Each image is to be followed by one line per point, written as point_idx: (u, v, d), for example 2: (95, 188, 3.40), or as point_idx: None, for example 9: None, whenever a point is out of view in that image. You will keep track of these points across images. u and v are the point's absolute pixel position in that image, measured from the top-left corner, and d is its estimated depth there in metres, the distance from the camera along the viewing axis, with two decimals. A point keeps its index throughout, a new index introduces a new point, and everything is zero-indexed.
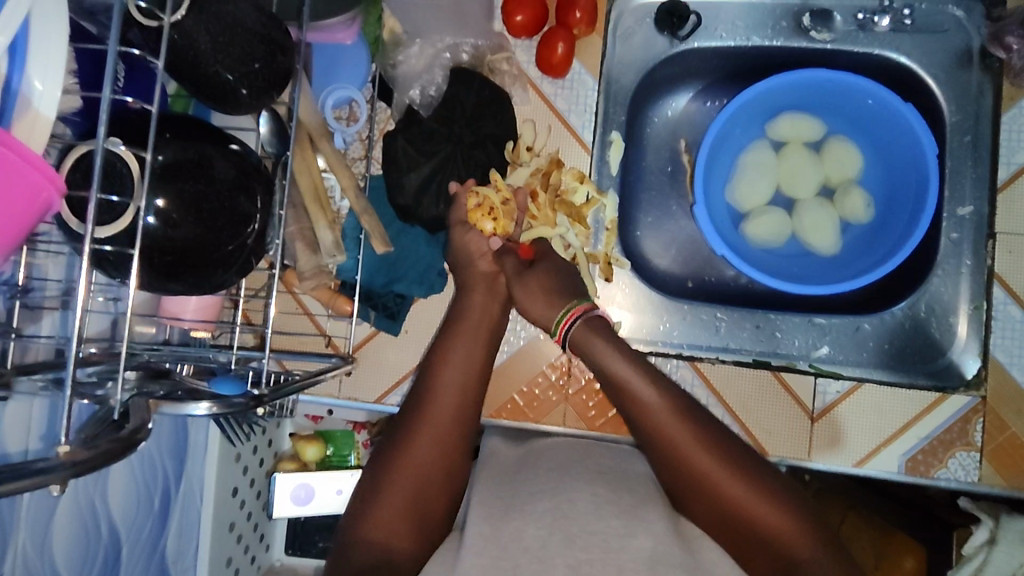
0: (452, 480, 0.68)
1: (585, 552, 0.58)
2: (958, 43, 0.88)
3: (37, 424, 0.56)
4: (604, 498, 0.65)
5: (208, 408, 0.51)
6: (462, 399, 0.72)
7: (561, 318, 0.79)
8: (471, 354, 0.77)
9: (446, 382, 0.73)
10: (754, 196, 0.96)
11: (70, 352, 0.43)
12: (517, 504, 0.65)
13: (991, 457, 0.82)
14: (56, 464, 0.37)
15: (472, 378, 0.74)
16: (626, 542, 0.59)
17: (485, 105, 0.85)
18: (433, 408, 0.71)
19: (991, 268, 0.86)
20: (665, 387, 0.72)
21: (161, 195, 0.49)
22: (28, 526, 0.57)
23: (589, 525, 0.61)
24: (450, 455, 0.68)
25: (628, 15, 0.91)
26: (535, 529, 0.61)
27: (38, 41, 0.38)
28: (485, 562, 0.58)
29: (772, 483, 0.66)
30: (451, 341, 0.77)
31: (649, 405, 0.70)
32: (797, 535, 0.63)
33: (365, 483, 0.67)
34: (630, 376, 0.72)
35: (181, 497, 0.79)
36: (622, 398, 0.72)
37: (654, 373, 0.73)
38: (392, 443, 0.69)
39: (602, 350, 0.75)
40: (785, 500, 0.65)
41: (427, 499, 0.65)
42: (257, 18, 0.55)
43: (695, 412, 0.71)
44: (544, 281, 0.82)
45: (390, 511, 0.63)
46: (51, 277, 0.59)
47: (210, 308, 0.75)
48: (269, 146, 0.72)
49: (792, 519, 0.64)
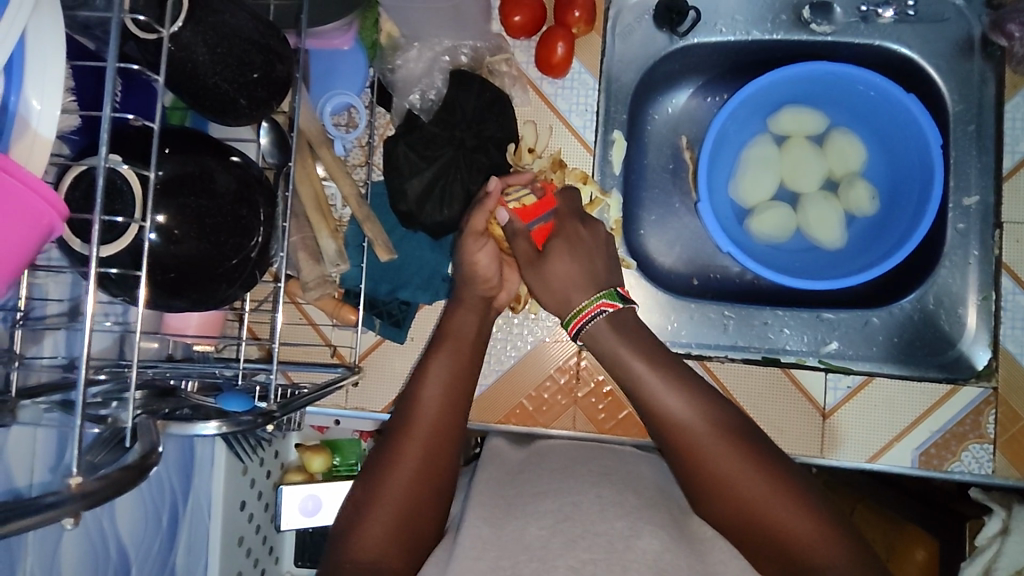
0: (443, 492, 0.67)
1: (588, 552, 0.57)
2: (959, 31, 0.88)
3: (46, 447, 0.55)
4: (609, 499, 0.64)
5: (217, 428, 0.49)
6: (447, 413, 0.71)
7: (569, 320, 0.77)
8: (456, 362, 0.76)
9: (429, 396, 0.72)
10: (758, 191, 0.96)
11: (78, 376, 0.42)
12: (520, 505, 0.64)
13: (1005, 449, 0.82)
14: (65, 497, 0.36)
15: (460, 389, 0.74)
16: (632, 541, 0.59)
17: (486, 108, 0.84)
18: (420, 418, 0.70)
19: (999, 257, 0.85)
20: (686, 390, 0.70)
21: (162, 211, 0.48)
22: (35, 555, 0.56)
23: (594, 525, 0.60)
24: (440, 467, 0.67)
25: (627, 12, 0.90)
26: (537, 530, 0.61)
27: (34, 60, 0.37)
28: (485, 566, 0.57)
29: (793, 482, 0.65)
30: (439, 348, 0.77)
31: (667, 409, 0.69)
32: (815, 533, 0.61)
33: (356, 496, 0.66)
34: (644, 375, 0.71)
35: (188, 513, 0.78)
36: (640, 402, 0.71)
37: (672, 376, 0.72)
38: (383, 455, 0.68)
39: (612, 345, 0.74)
40: (800, 495, 0.64)
41: (419, 512, 0.64)
42: (254, 27, 0.53)
43: (718, 415, 0.69)
44: (562, 279, 0.78)
45: (380, 524, 0.62)
46: (53, 296, 0.58)
47: (212, 323, 0.74)
48: (270, 156, 0.70)
49: (815, 521, 0.62)
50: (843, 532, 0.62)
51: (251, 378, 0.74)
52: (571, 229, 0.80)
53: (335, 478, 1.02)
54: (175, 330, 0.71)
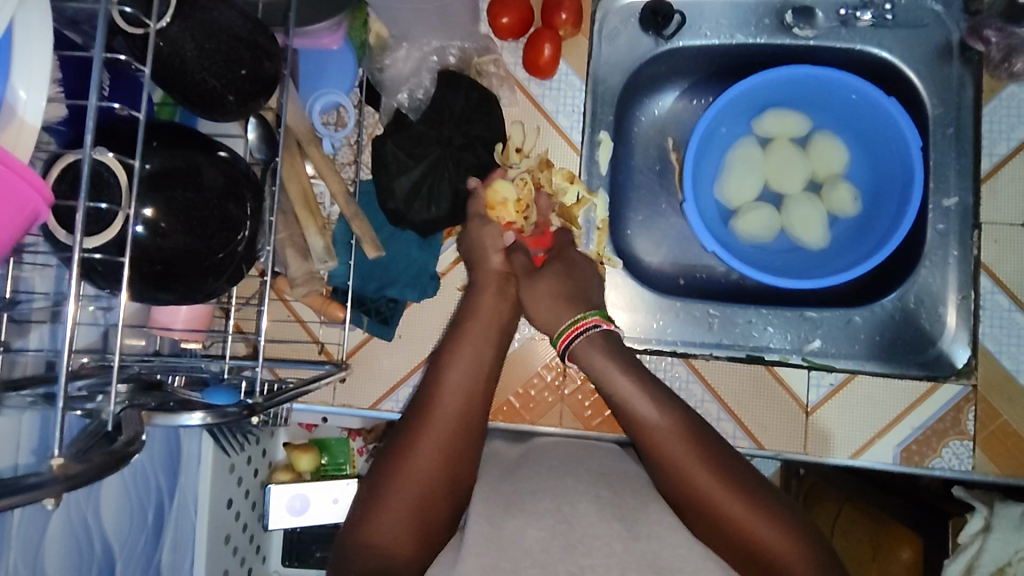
0: (460, 484, 0.67)
1: (587, 558, 0.59)
2: (937, 37, 0.90)
3: (30, 431, 0.55)
4: (608, 500, 0.65)
5: (201, 418, 0.50)
6: (468, 404, 0.71)
7: (563, 331, 0.79)
8: (479, 354, 0.76)
9: (450, 387, 0.72)
10: (742, 193, 0.97)
11: (62, 363, 0.42)
12: (518, 503, 0.65)
13: (984, 446, 0.83)
14: (49, 478, 0.37)
15: (481, 380, 0.74)
16: (630, 544, 0.61)
17: (473, 108, 0.85)
18: (440, 408, 0.70)
19: (978, 258, 0.86)
20: (668, 405, 0.71)
21: (150, 204, 0.49)
22: (20, 544, 0.56)
23: (592, 529, 0.62)
24: (460, 459, 0.68)
25: (613, 15, 0.92)
26: (536, 532, 0.61)
27: (24, 48, 0.38)
28: (488, 563, 0.58)
29: (775, 502, 0.65)
30: (459, 337, 0.77)
31: (649, 422, 0.70)
32: (794, 555, 0.61)
33: (369, 488, 0.66)
34: (632, 395, 0.73)
35: (175, 511, 0.78)
36: (625, 415, 0.72)
37: (657, 391, 0.73)
38: (399, 445, 0.68)
39: (602, 364, 0.77)
40: (781, 516, 0.64)
41: (433, 502, 0.65)
42: (243, 24, 0.54)
43: (698, 429, 0.70)
44: (554, 286, 0.82)
45: (394, 516, 0.63)
46: (39, 289, 0.58)
47: (200, 317, 0.73)
48: (257, 152, 0.71)
49: (795, 543, 0.62)
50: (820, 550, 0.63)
51: (239, 374, 0.74)
52: (568, 257, 0.85)
53: (323, 476, 1.04)
54: (163, 325, 0.71)
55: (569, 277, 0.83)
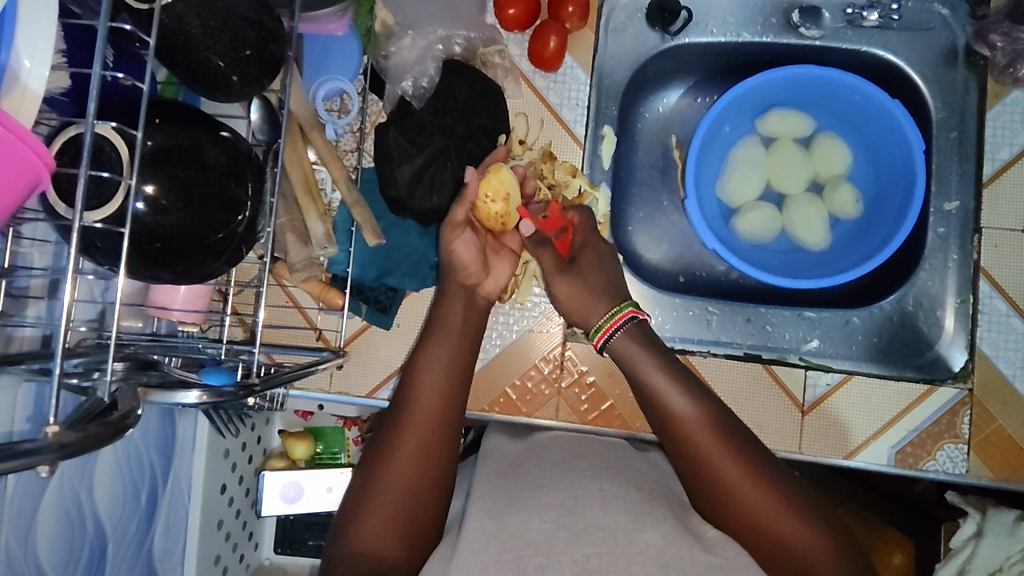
0: (443, 482, 0.67)
1: (593, 546, 0.57)
2: (944, 40, 0.90)
3: (26, 403, 0.55)
4: (611, 493, 0.65)
5: (197, 398, 0.50)
6: (445, 401, 0.71)
7: (606, 322, 0.79)
8: (457, 355, 0.75)
9: (427, 386, 0.71)
10: (744, 193, 0.97)
11: (58, 336, 0.42)
12: (520, 497, 0.65)
13: (978, 450, 0.83)
14: (43, 446, 0.36)
15: (458, 377, 0.73)
16: (634, 536, 0.59)
17: (477, 98, 0.85)
18: (416, 408, 0.70)
19: (978, 261, 0.87)
20: (699, 397, 0.72)
21: (151, 181, 0.48)
22: (12, 520, 0.56)
23: (594, 519, 0.61)
24: (438, 458, 0.67)
25: (619, 10, 0.92)
26: (540, 523, 0.60)
27: (29, 16, 0.38)
28: (488, 560, 0.57)
29: (799, 498, 0.66)
30: (432, 338, 0.76)
31: (680, 414, 0.70)
32: (817, 550, 0.63)
33: (355, 490, 0.66)
34: (665, 387, 0.73)
35: (168, 495, 0.78)
36: (654, 405, 0.73)
37: (688, 382, 0.73)
38: (381, 445, 0.68)
39: (635, 354, 0.76)
40: (807, 513, 0.65)
41: (417, 507, 0.64)
42: (250, 4, 0.54)
43: (728, 424, 0.70)
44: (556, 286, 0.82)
45: (379, 521, 0.63)
46: (37, 266, 0.57)
47: (200, 296, 0.72)
48: (260, 133, 0.71)
49: (819, 538, 0.63)
50: (846, 547, 0.64)
51: (236, 357, 0.74)
52: (591, 245, 0.87)
53: (317, 465, 1.04)
54: (161, 305, 0.70)
55: (599, 271, 0.84)
